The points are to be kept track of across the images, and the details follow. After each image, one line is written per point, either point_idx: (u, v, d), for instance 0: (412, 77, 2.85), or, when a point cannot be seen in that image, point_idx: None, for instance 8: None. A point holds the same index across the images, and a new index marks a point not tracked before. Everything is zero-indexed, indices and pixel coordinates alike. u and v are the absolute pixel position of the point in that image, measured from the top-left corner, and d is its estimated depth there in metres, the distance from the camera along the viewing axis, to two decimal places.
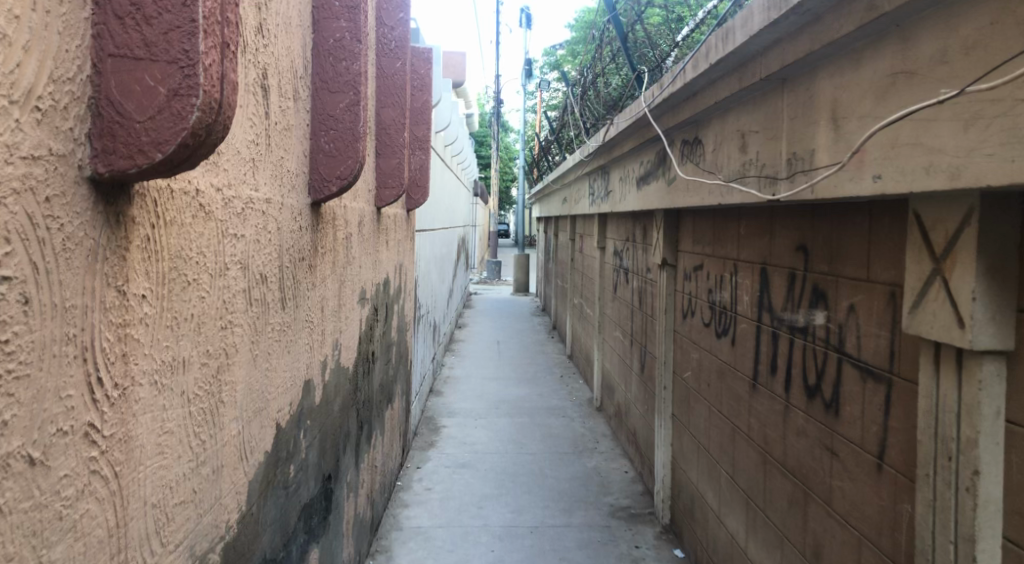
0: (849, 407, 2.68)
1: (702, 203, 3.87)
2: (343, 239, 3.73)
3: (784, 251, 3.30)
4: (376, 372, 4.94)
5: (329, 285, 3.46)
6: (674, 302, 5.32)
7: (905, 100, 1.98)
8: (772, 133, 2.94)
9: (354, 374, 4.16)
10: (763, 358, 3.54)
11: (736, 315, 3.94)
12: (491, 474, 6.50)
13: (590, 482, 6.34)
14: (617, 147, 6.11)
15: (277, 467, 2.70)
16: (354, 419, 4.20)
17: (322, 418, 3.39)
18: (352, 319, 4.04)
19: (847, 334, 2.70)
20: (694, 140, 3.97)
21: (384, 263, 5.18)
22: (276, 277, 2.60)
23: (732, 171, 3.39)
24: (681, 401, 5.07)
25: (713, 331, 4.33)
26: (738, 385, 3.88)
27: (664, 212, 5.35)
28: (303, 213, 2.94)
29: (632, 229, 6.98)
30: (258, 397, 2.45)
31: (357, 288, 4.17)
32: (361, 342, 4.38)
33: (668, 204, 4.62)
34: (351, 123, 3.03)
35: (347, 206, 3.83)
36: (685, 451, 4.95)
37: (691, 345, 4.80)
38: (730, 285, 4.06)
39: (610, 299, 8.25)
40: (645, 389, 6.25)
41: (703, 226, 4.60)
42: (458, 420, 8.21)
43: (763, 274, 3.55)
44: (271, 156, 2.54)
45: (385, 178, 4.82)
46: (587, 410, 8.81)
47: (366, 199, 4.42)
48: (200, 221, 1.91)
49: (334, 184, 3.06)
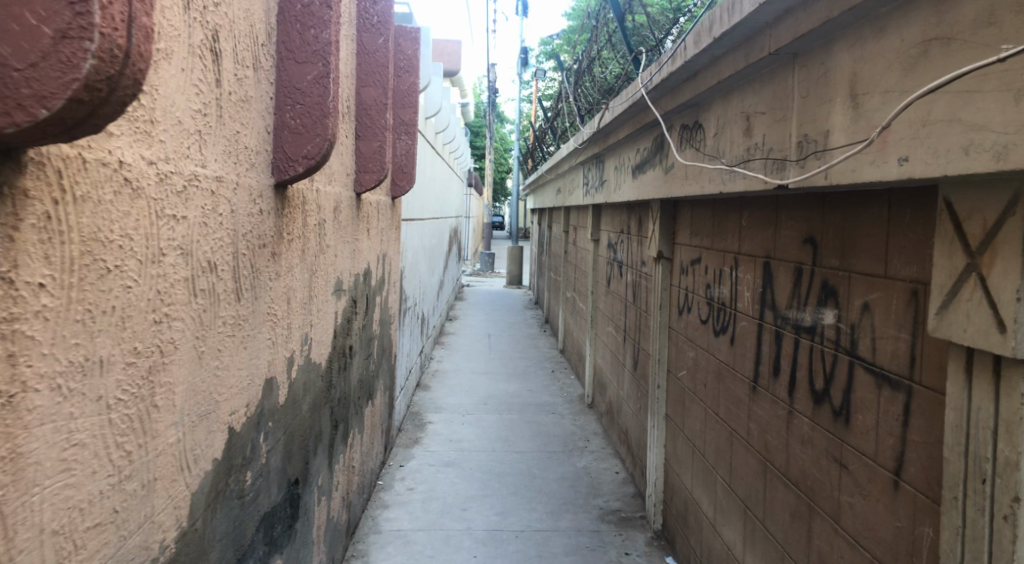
0: (861, 416, 2.44)
1: (702, 192, 3.62)
2: (315, 225, 3.48)
3: (790, 244, 3.05)
4: (354, 367, 4.69)
5: (297, 273, 3.21)
6: (669, 297, 5.07)
7: (941, 71, 1.74)
8: (780, 114, 2.70)
9: (328, 370, 3.91)
10: (764, 359, 3.29)
11: (735, 313, 3.70)
12: (477, 474, 6.26)
13: (579, 483, 6.11)
14: (612, 134, 5.85)
15: (230, 476, 2.44)
16: (327, 419, 3.95)
17: (288, 419, 3.14)
18: (326, 312, 3.79)
19: (860, 336, 2.46)
20: (694, 125, 3.72)
21: (364, 253, 4.92)
22: (229, 265, 2.35)
23: (735, 157, 3.13)
24: (675, 401, 4.84)
25: (710, 329, 4.09)
26: (737, 386, 3.64)
27: (660, 203, 5.10)
28: (265, 196, 2.68)
29: (627, 220, 6.73)
30: (205, 399, 2.19)
31: (332, 277, 3.92)
32: (337, 336, 4.12)
33: (665, 193, 4.37)
34: (320, 97, 2.78)
35: (320, 189, 3.57)
36: (678, 454, 4.71)
37: (687, 343, 4.56)
38: (729, 280, 3.81)
39: (603, 293, 8.02)
40: (638, 386, 6.03)
41: (701, 218, 4.35)
42: (445, 416, 7.97)
43: (766, 270, 3.31)
44: (224, 130, 2.28)
45: (365, 161, 4.55)
46: (578, 406, 8.58)
47: (343, 184, 4.17)
48: (125, 198, 1.64)
49: (301, 164, 2.80)
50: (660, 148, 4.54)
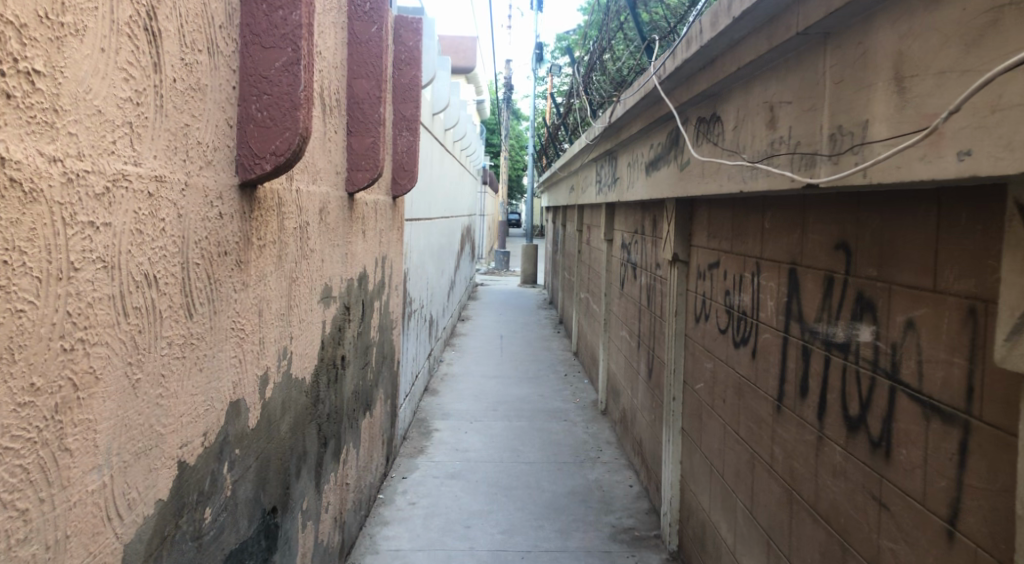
0: (903, 452, 2.10)
1: (721, 191, 3.28)
2: (294, 228, 3.19)
3: (821, 249, 2.71)
4: (347, 379, 4.40)
5: (271, 282, 2.91)
6: (686, 302, 4.74)
7: (1015, 43, 1.41)
8: (809, 103, 2.36)
9: (313, 384, 3.62)
10: (790, 377, 2.96)
11: (758, 323, 3.36)
12: (483, 488, 5.96)
13: (590, 498, 5.79)
14: (624, 129, 5.53)
15: (184, 515, 2.16)
16: (313, 437, 3.66)
17: (261, 442, 2.84)
18: (310, 322, 3.50)
19: (902, 359, 2.12)
20: (712, 117, 3.39)
21: (359, 256, 4.63)
22: (177, 278, 2.06)
23: (757, 151, 2.80)
24: (692, 415, 4.50)
25: (730, 339, 3.75)
26: (760, 405, 3.31)
27: (674, 202, 4.77)
28: (225, 198, 2.39)
29: (641, 220, 6.39)
30: (144, 433, 1.90)
31: (318, 284, 3.62)
32: (325, 346, 3.83)
33: (681, 191, 4.03)
34: (289, 87, 2.51)
35: (300, 188, 3.27)
36: (695, 472, 4.38)
37: (704, 354, 4.23)
38: (751, 286, 3.48)
39: (617, 295, 7.68)
40: (652, 396, 5.70)
41: (720, 219, 4.01)
42: (452, 423, 7.67)
43: (793, 278, 2.97)
44: (168, 123, 1.99)
45: (357, 158, 4.24)
46: (590, 413, 8.26)
47: (332, 184, 3.88)
48: (11, 203, 1.36)
49: (269, 162, 2.52)
50: (675, 143, 4.20)
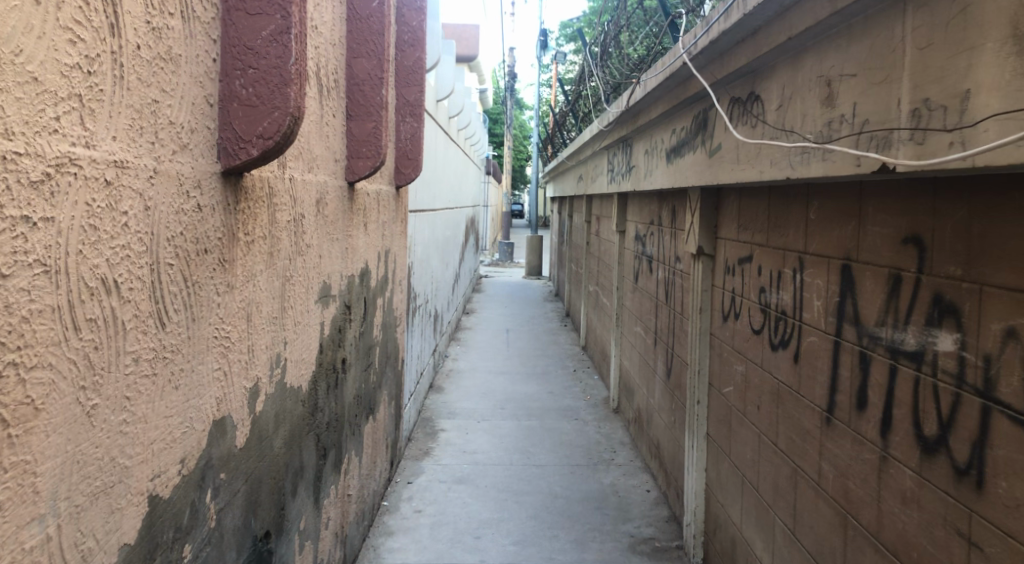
0: (1001, 484, 1.78)
1: (762, 178, 2.96)
2: (287, 221, 2.88)
3: (884, 243, 2.38)
4: (348, 383, 4.09)
5: (262, 283, 2.60)
6: (711, 299, 4.42)
7: None
8: (878, 75, 2.03)
9: (311, 392, 3.31)
10: (844, 387, 2.64)
11: (803, 325, 3.04)
12: (493, 494, 5.66)
13: (606, 505, 5.49)
14: (643, 113, 5.20)
15: (158, 559, 1.85)
16: (311, 449, 3.35)
17: (251, 462, 2.53)
18: (307, 325, 3.19)
19: (999, 375, 1.79)
20: (750, 96, 3.06)
21: (361, 251, 4.32)
22: (147, 282, 1.75)
23: (810, 132, 2.47)
24: (719, 420, 4.19)
25: (767, 341, 3.43)
26: (805, 415, 2.99)
27: (699, 191, 4.45)
28: (205, 188, 2.08)
29: (657, 211, 6.08)
30: (104, 468, 1.58)
31: (315, 282, 3.31)
32: (324, 349, 3.52)
33: (712, 178, 3.71)
34: (278, 59, 2.21)
35: (294, 176, 2.96)
36: (724, 482, 4.07)
37: (734, 355, 3.91)
38: (793, 283, 3.16)
39: (630, 290, 7.37)
40: (672, 397, 5.39)
41: (754, 209, 3.69)
42: (458, 423, 7.37)
43: (846, 275, 2.65)
44: (133, 98, 1.67)
45: (357, 145, 3.92)
46: (602, 411, 7.96)
47: (330, 172, 3.56)
48: None
49: (255, 146, 2.19)
50: (703, 127, 3.88)
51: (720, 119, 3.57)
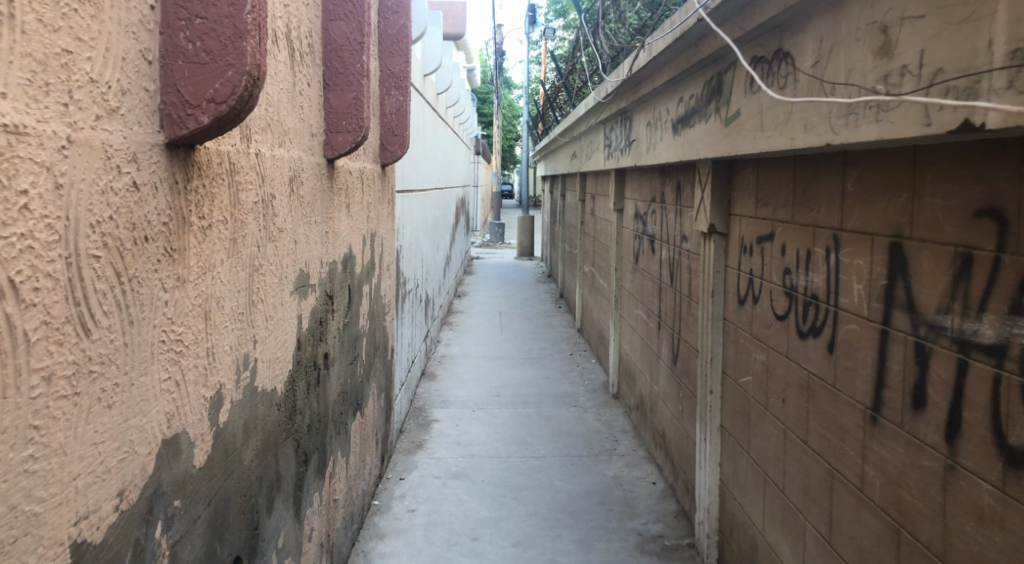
0: None
1: (795, 146, 2.62)
2: (254, 203, 2.51)
3: (947, 217, 2.05)
4: (332, 379, 3.74)
5: (224, 275, 2.25)
6: (724, 280, 4.09)
7: None
8: (956, 15, 1.69)
9: (288, 393, 2.96)
10: (895, 382, 2.32)
11: (840, 310, 2.72)
12: (490, 489, 5.34)
13: (611, 499, 5.18)
14: (646, 82, 4.85)
15: None
16: (290, 457, 3.00)
17: (214, 481, 2.18)
18: (281, 319, 2.84)
19: None
20: (780, 54, 2.72)
21: (343, 234, 3.95)
22: (60, 281, 1.39)
23: (860, 88, 2.13)
24: (736, 412, 3.87)
25: (795, 327, 3.10)
26: (843, 412, 2.67)
27: (710, 164, 4.10)
28: (144, 162, 1.71)
29: (659, 187, 5.73)
30: (3, 521, 1.23)
31: (290, 271, 2.95)
32: (303, 345, 3.17)
33: (730, 148, 3.36)
34: (230, 7, 1.84)
35: (261, 151, 2.59)
36: (743, 480, 3.75)
37: (754, 343, 3.59)
38: (827, 264, 2.83)
39: (629, 271, 7.04)
40: (679, 385, 5.07)
41: (776, 182, 3.35)
42: (452, 413, 7.04)
43: (896, 255, 2.33)
44: (32, 44, 1.30)
45: (336, 117, 3.54)
46: (601, 397, 7.64)
47: (306, 148, 3.19)
48: None
49: (206, 112, 1.81)
50: (719, 92, 3.53)
51: (740, 81, 3.22)
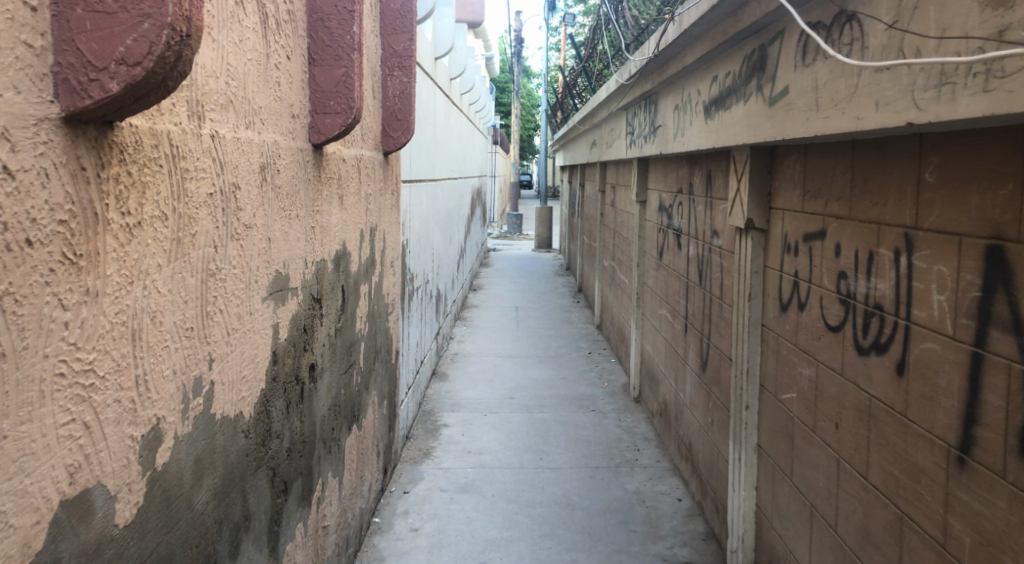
0: None
1: (862, 127, 2.17)
2: (209, 195, 2.10)
3: None
4: (321, 392, 3.34)
5: (164, 284, 1.84)
6: (763, 281, 3.64)
7: None
8: None
9: (260, 417, 2.56)
10: (993, 419, 1.86)
11: (912, 325, 2.26)
12: (501, 505, 4.92)
13: (632, 518, 4.74)
14: (674, 61, 4.39)
15: None
16: (262, 488, 2.60)
17: (149, 539, 1.78)
18: (250, 331, 2.43)
19: None
20: (845, 17, 2.26)
21: (335, 230, 3.54)
22: None
23: (960, 51, 1.67)
24: (776, 432, 3.42)
25: (855, 341, 2.64)
26: (916, 448, 2.21)
27: (748, 152, 3.64)
28: (22, 141, 1.29)
29: (687, 177, 5.27)
30: None
31: (263, 275, 2.55)
32: (280, 359, 2.76)
33: (776, 132, 2.90)
34: None
35: (219, 133, 2.17)
36: (785, 510, 3.29)
37: (801, 354, 3.13)
38: (894, 269, 2.37)
39: (653, 268, 6.57)
40: (708, 394, 4.62)
41: (830, 171, 2.89)
42: (463, 417, 6.63)
43: (993, 261, 1.87)
44: None
45: (324, 97, 3.12)
46: (622, 400, 7.19)
47: (285, 130, 2.77)
48: None
49: (116, 77, 1.41)
50: (762, 68, 3.07)
51: (790, 53, 2.76)
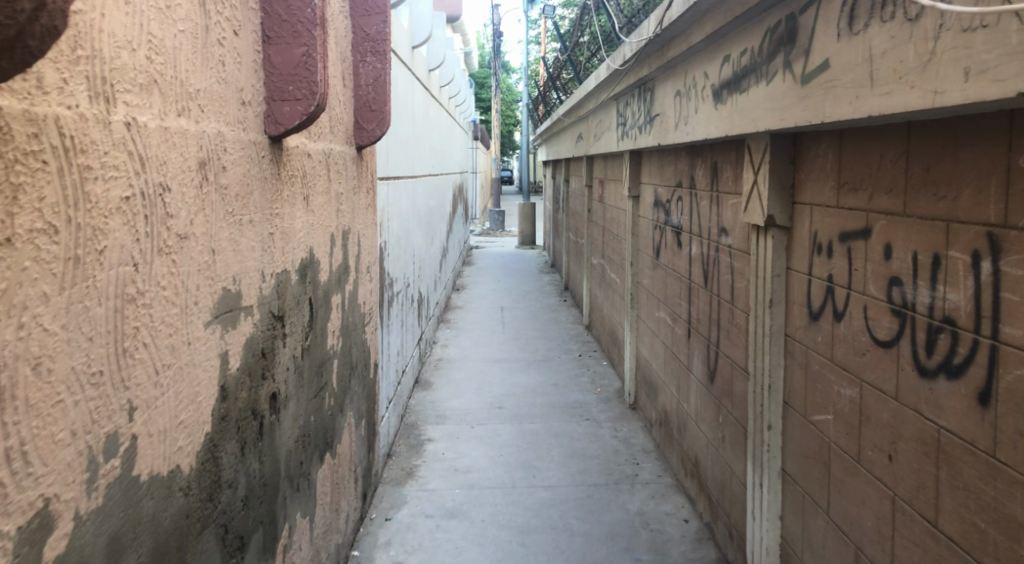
0: None
1: (942, 103, 1.75)
2: (125, 201, 1.64)
3: None
4: (285, 424, 2.88)
5: (52, 321, 1.38)
6: (786, 285, 3.23)
7: None
8: None
9: (205, 468, 2.10)
10: None
11: (1000, 345, 1.85)
12: (493, 531, 4.50)
13: (637, 544, 4.33)
14: (678, 42, 3.96)
15: None
16: (210, 552, 2.15)
17: None
18: (187, 367, 1.97)
19: None
20: None
21: (300, 236, 3.08)
22: None
23: None
24: (807, 457, 3.01)
25: (915, 360, 2.23)
26: (1012, 498, 1.80)
27: (768, 140, 3.22)
28: None
29: (688, 170, 4.85)
30: None
31: (206, 297, 2.09)
32: (232, 394, 2.31)
33: (812, 114, 2.48)
34: None
35: (139, 120, 1.72)
36: (820, 547, 2.89)
37: (840, 370, 2.72)
38: (971, 277, 1.96)
39: (648, 267, 6.16)
40: (718, 407, 4.21)
41: (875, 159, 2.48)
42: (448, 431, 6.19)
43: None
44: None
45: (282, 80, 2.64)
46: (617, 408, 6.78)
47: (233, 120, 2.32)
48: None
49: None
50: (792, 41, 2.65)
51: (831, 21, 2.33)
